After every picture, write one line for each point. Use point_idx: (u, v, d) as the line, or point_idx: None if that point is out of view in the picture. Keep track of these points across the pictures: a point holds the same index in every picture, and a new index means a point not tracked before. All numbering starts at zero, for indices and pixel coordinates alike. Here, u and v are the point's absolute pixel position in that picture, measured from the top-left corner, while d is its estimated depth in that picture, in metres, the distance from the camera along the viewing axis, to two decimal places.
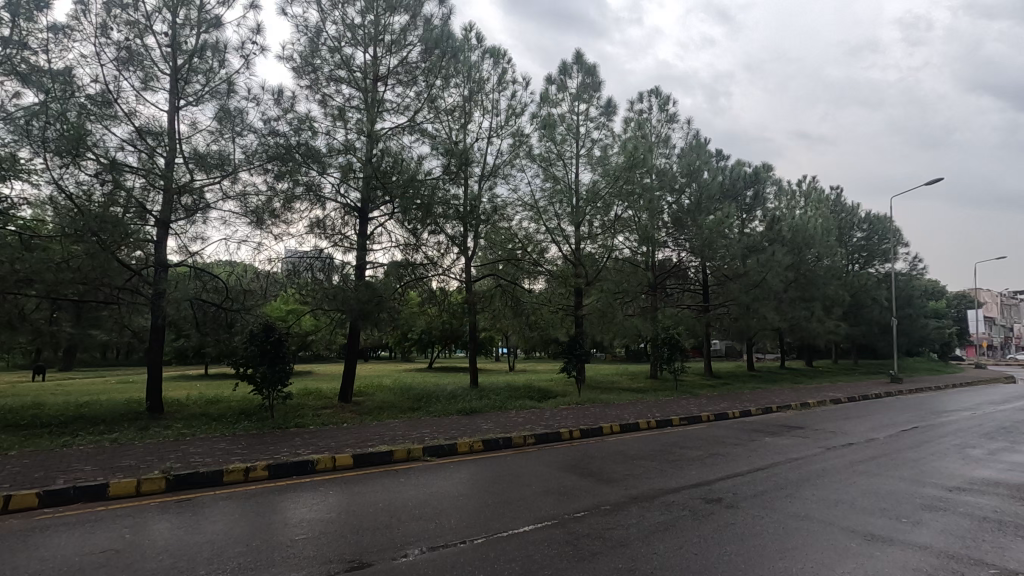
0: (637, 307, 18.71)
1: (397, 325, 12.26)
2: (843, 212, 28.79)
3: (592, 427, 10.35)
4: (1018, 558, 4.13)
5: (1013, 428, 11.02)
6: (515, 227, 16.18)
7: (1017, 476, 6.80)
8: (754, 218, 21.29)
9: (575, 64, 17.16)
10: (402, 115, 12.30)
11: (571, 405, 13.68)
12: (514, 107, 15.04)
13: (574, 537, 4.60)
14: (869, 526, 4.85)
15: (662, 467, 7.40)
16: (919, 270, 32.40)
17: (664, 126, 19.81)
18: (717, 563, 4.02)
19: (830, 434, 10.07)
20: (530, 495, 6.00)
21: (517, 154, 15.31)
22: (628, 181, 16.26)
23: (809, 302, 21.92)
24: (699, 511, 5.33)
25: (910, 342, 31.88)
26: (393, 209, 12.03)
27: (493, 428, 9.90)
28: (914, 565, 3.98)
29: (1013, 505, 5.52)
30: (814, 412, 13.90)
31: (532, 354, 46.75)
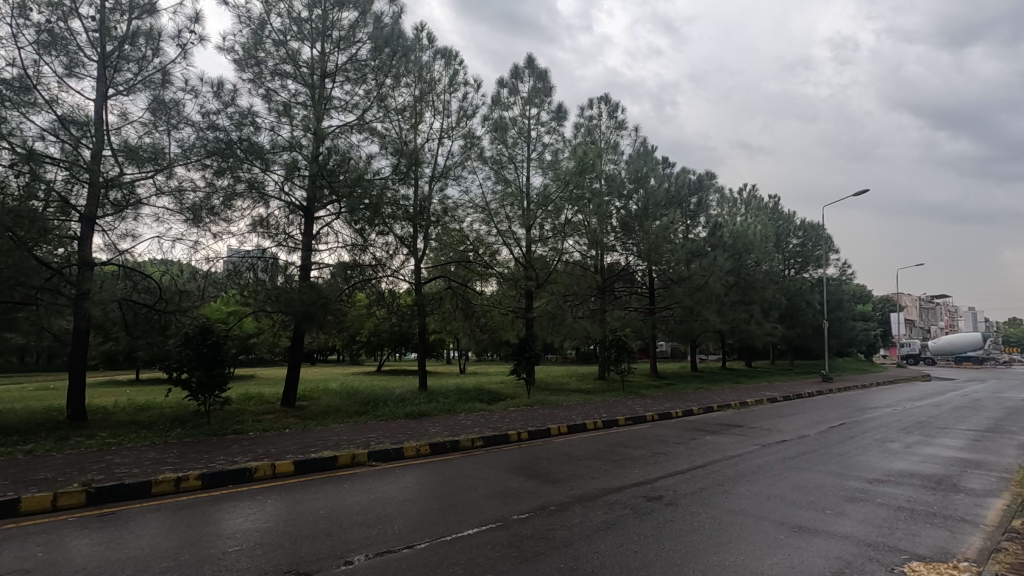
0: (586, 310, 19.11)
1: (343, 328, 11.96)
2: (780, 219, 30.27)
3: (540, 429, 10.44)
4: (927, 543, 4.46)
5: (929, 423, 11.85)
6: (466, 228, 16.16)
7: (930, 468, 7.33)
8: (697, 224, 22.10)
9: (527, 68, 17.32)
10: (351, 113, 12.04)
11: (521, 406, 13.77)
12: (466, 109, 15.04)
13: (518, 539, 4.63)
14: (796, 518, 5.12)
15: (607, 466, 7.55)
16: (848, 275, 34.42)
17: (613, 133, 20.23)
18: (655, 560, 4.13)
19: (765, 432, 10.52)
20: (476, 498, 5.99)
21: (469, 155, 15.29)
22: (578, 185, 16.50)
23: (749, 305, 22.89)
24: (640, 509, 5.46)
25: (840, 342, 33.77)
26: (340, 208, 11.75)
27: (441, 431, 9.83)
28: (835, 554, 4.22)
29: (925, 495, 5.94)
30: (752, 411, 14.51)
31: (482, 359, 46.92)
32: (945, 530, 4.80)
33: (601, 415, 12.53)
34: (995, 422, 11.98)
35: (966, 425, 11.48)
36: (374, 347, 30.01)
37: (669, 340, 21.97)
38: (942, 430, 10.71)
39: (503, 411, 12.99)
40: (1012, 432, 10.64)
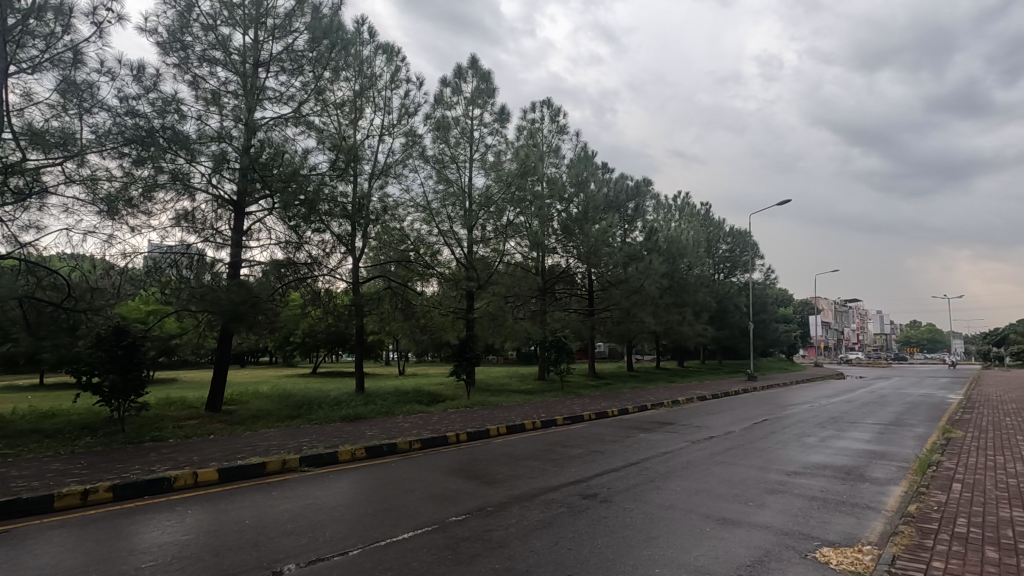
0: (527, 311, 19.32)
1: (275, 328, 11.45)
2: (711, 226, 31.74)
3: (480, 430, 10.42)
4: (837, 530, 4.80)
5: (841, 418, 12.76)
6: (406, 227, 15.89)
7: (841, 460, 7.89)
8: (634, 229, 22.76)
9: (470, 69, 17.29)
10: (285, 105, 11.57)
11: (460, 408, 13.67)
12: (408, 106, 14.81)
13: (454, 541, 4.58)
14: (721, 510, 5.38)
15: (545, 465, 7.64)
16: (772, 280, 36.53)
17: (555, 137, 20.51)
18: (589, 556, 4.21)
19: (696, 429, 10.98)
20: (412, 501, 5.89)
21: (410, 154, 15.06)
22: (520, 187, 16.63)
23: (682, 307, 23.82)
24: (575, 507, 5.56)
25: (764, 343, 35.75)
26: (273, 203, 11.26)
27: (378, 434, 9.61)
28: (757, 543, 4.46)
29: (836, 485, 6.40)
30: (684, 409, 15.11)
31: (423, 359, 46.36)
32: (852, 516, 5.18)
33: (540, 415, 12.67)
34: (896, 416, 13.07)
35: (872, 419, 12.45)
36: (309, 348, 29.04)
37: (607, 340, 22.50)
38: (852, 424, 11.54)
39: (441, 413, 12.85)
40: (911, 424, 11.65)
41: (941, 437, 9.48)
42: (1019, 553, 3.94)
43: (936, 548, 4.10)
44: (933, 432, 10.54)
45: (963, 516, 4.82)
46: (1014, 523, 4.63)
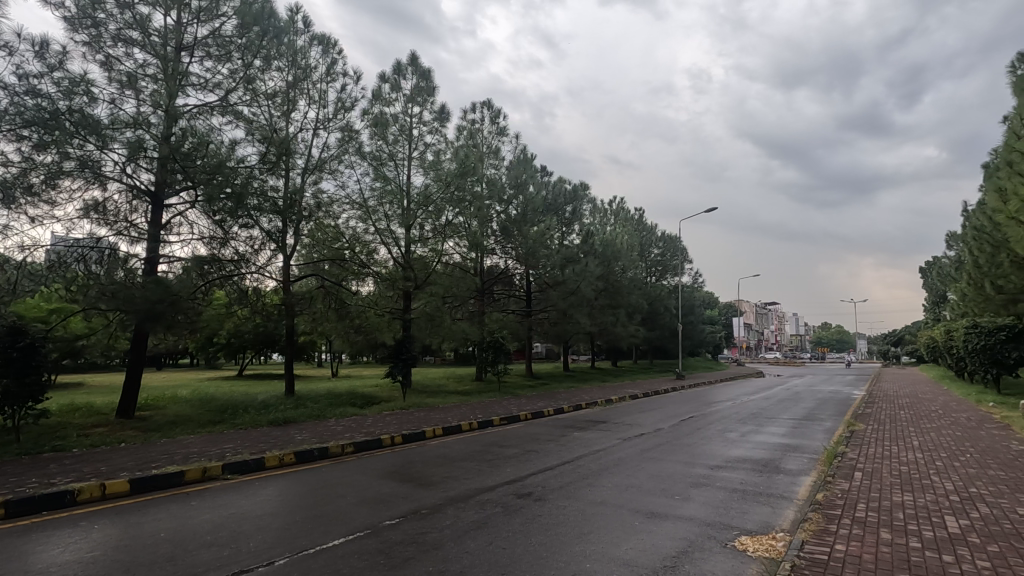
0: (465, 312, 19.25)
1: (197, 329, 10.80)
2: (644, 231, 32.89)
3: (415, 432, 10.27)
4: (754, 519, 5.11)
5: (760, 413, 13.58)
6: (341, 225, 15.41)
7: (758, 453, 8.41)
8: (572, 232, 23.21)
9: (410, 66, 17.04)
10: (211, 93, 10.95)
11: (396, 410, 13.42)
12: (344, 100, 14.39)
13: (387, 546, 4.50)
14: (650, 504, 5.60)
15: (480, 466, 7.65)
16: (699, 283, 38.33)
17: (495, 138, 20.57)
18: (522, 554, 4.26)
19: (628, 427, 11.34)
20: (344, 506, 5.73)
21: (346, 149, 14.64)
22: (459, 187, 16.57)
23: (616, 309, 24.54)
24: (510, 506, 5.61)
25: (692, 343, 37.44)
26: (196, 195, 10.60)
27: (309, 438, 9.26)
28: (681, 534, 4.67)
29: (754, 477, 6.81)
30: (617, 408, 15.57)
31: (357, 361, 45.11)
32: (768, 506, 5.54)
33: (477, 415, 12.67)
34: (807, 411, 14.09)
35: (787, 415, 13.34)
36: (235, 349, 27.59)
37: (544, 341, 22.78)
38: (769, 420, 12.31)
39: (375, 415, 12.56)
40: (820, 419, 12.57)
41: (846, 430, 10.31)
42: (908, 533, 4.36)
43: (839, 531, 4.46)
44: (839, 425, 11.44)
45: (862, 502, 5.26)
46: (905, 506, 5.11)
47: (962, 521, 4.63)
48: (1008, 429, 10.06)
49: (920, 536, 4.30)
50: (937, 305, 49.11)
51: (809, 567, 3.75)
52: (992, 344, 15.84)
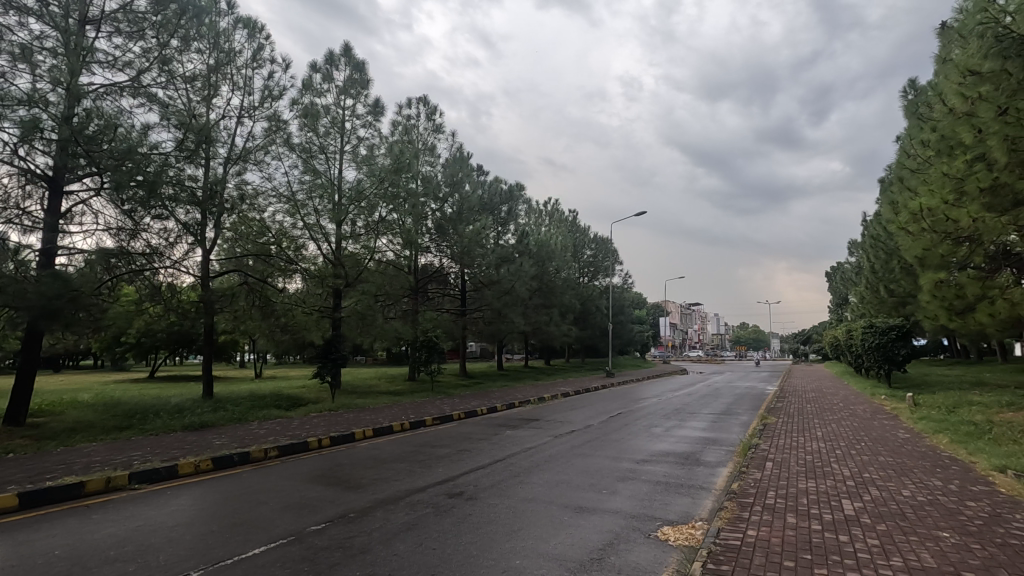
0: (398, 311, 18.88)
1: (102, 327, 9.97)
2: (577, 232, 33.68)
3: (344, 434, 9.97)
4: (675, 510, 5.37)
5: (683, 409, 14.27)
6: (267, 219, 14.67)
7: (680, 447, 8.84)
8: (507, 231, 23.38)
9: (343, 56, 16.52)
10: (120, 72, 10.12)
11: (323, 412, 12.95)
12: (271, 88, 13.75)
13: (311, 552, 4.35)
14: (578, 499, 5.75)
15: (412, 467, 7.54)
16: (629, 284, 39.72)
17: (431, 135, 20.34)
18: (452, 554, 4.25)
19: (559, 424, 11.56)
20: (265, 513, 5.48)
21: (274, 139, 13.98)
22: (394, 183, 16.28)
23: (549, 308, 24.93)
24: (441, 507, 5.57)
25: (621, 342, 38.72)
26: (102, 182, 9.75)
27: (229, 443, 8.78)
28: (607, 528, 4.83)
29: (676, 470, 7.14)
30: (549, 405, 15.86)
31: (282, 361, 43.25)
32: (688, 497, 5.82)
33: (409, 416, 12.49)
34: (726, 406, 14.93)
35: (707, 410, 14.10)
36: (145, 349, 25.71)
37: (478, 340, 22.79)
38: (691, 415, 12.96)
39: (302, 417, 12.12)
40: (737, 413, 13.39)
41: (759, 423, 11.02)
42: (810, 517, 4.72)
43: (751, 518, 4.76)
44: (754, 419, 12.19)
45: (772, 490, 5.65)
46: (808, 492, 5.54)
47: (856, 504, 5.07)
48: (897, 420, 11.12)
49: (820, 519, 4.67)
50: (839, 307, 53.43)
51: (724, 552, 3.98)
52: (885, 342, 17.43)
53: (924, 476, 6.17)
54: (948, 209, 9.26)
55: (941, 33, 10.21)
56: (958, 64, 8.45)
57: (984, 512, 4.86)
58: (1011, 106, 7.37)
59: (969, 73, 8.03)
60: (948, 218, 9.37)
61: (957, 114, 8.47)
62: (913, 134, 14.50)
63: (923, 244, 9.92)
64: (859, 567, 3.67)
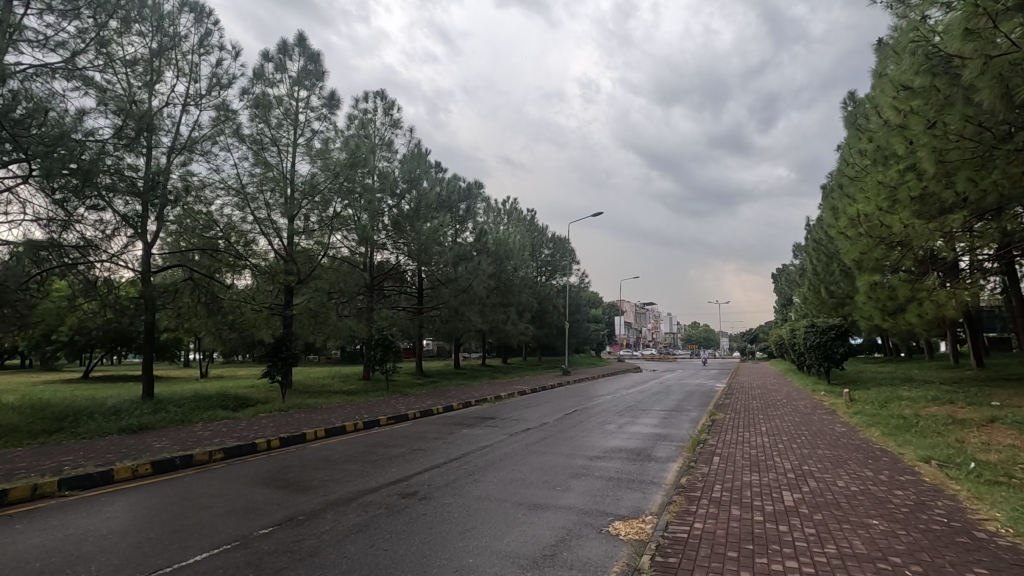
0: (352, 309, 18.49)
1: (29, 325, 9.33)
2: (535, 231, 33.92)
3: (294, 435, 9.68)
4: (627, 505, 5.48)
5: (636, 406, 14.58)
6: (214, 212, 14.01)
7: (633, 443, 9.03)
8: (465, 229, 23.27)
9: (297, 46, 16.04)
10: (52, 52, 9.49)
11: (273, 412, 12.55)
12: (220, 76, 13.20)
13: (257, 557, 4.21)
14: (531, 496, 5.80)
15: (365, 468, 7.41)
16: (586, 283, 40.29)
17: (388, 130, 20.01)
18: (404, 555, 4.21)
19: (515, 422, 11.60)
20: (208, 518, 5.26)
21: (222, 130, 13.42)
22: (349, 178, 15.95)
23: (507, 307, 24.95)
24: (394, 507, 5.50)
25: (578, 341, 39.22)
26: (30, 169, 9.08)
27: (170, 446, 8.39)
28: (560, 524, 4.88)
29: (628, 466, 7.30)
30: (506, 404, 15.91)
31: (230, 360, 41.65)
32: (639, 492, 5.95)
33: (363, 415, 12.26)
34: (677, 403, 15.34)
35: (659, 407, 14.47)
36: (80, 348, 24.28)
37: (435, 339, 22.59)
38: (644, 412, 13.26)
39: (250, 418, 11.72)
40: (687, 410, 13.78)
41: (708, 419, 11.37)
42: (753, 509, 4.91)
43: (698, 511, 4.91)
44: (702, 415, 12.58)
45: (718, 484, 5.85)
46: (752, 485, 5.76)
47: (796, 495, 5.32)
48: (834, 415, 11.72)
49: (762, 511, 4.87)
50: (784, 308, 55.77)
51: (672, 545, 4.10)
52: (824, 341, 18.31)
53: (858, 468, 6.53)
54: (882, 216, 9.81)
55: (878, 49, 10.80)
56: (893, 78, 8.95)
57: (910, 500, 5.18)
58: (939, 120, 7.87)
59: (902, 87, 8.52)
60: (882, 224, 9.93)
61: (892, 126, 8.99)
62: (852, 144, 15.27)
63: (860, 248, 10.46)
64: (797, 555, 3.84)
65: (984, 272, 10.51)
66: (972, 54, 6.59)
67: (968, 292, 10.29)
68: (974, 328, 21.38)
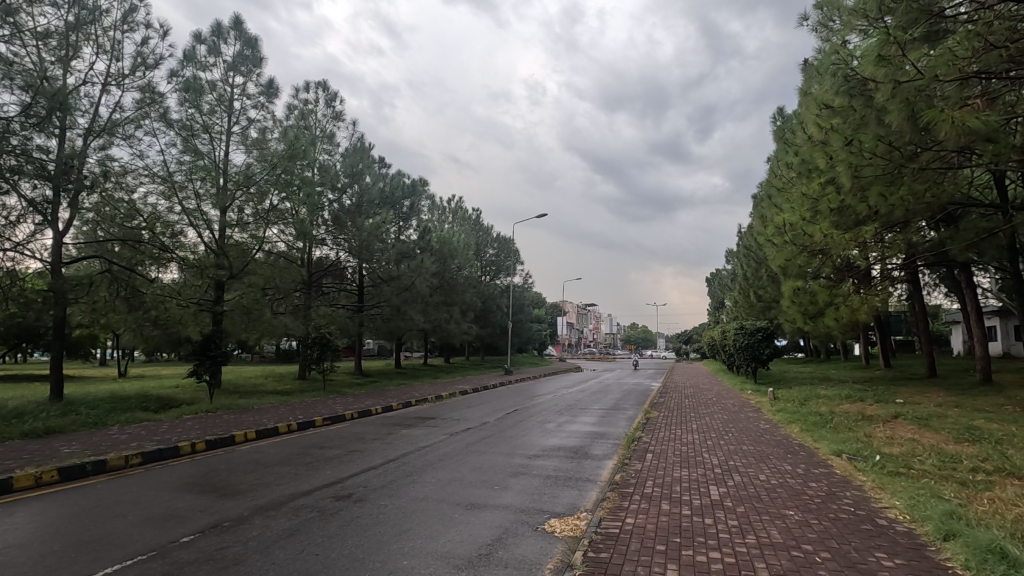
0: (288, 306, 17.83)
1: None
2: (480, 230, 33.92)
3: (221, 437, 9.21)
4: (563, 502, 5.58)
5: (575, 404, 14.88)
6: (138, 201, 12.99)
7: (571, 441, 9.19)
8: (409, 226, 22.86)
9: (233, 29, 15.28)
10: None
11: (199, 413, 11.92)
12: (146, 56, 12.38)
13: (176, 567, 3.98)
14: (468, 496, 5.79)
15: (297, 470, 7.16)
16: (530, 283, 40.64)
17: (330, 122, 19.41)
18: (337, 559, 4.09)
19: (455, 422, 11.54)
20: (123, 527, 4.92)
21: (148, 113, 12.57)
22: (287, 170, 15.41)
23: (450, 306, 24.76)
24: (327, 510, 5.34)
25: (520, 340, 39.48)
26: None
27: (80, 450, 7.78)
28: (497, 523, 4.90)
29: (565, 464, 7.43)
30: (447, 403, 15.80)
31: (153, 359, 39.17)
32: (575, 489, 6.07)
33: (297, 416, 11.83)
34: (614, 401, 15.76)
35: (598, 405, 14.80)
36: None
37: (375, 338, 22.10)
38: (582, 410, 13.54)
39: (174, 419, 11.08)
40: (624, 408, 14.17)
41: (643, 417, 11.73)
42: (681, 503, 5.12)
43: (630, 507, 5.06)
44: (639, 413, 12.99)
45: (650, 480, 6.06)
46: (681, 481, 6.00)
47: (721, 489, 5.58)
48: (758, 412, 12.38)
49: (690, 505, 5.08)
50: (717, 310, 58.28)
51: (604, 541, 4.19)
52: (752, 342, 19.29)
53: (778, 462, 6.94)
54: (805, 225, 10.47)
55: (804, 69, 11.50)
56: (817, 96, 9.56)
57: (823, 491, 5.56)
58: (855, 138, 8.46)
59: (824, 106, 9.11)
60: (805, 233, 10.59)
61: (815, 141, 9.60)
62: (780, 157, 16.16)
63: (785, 255, 11.12)
64: (720, 546, 4.03)
65: (892, 280, 11.41)
66: (883, 79, 7.12)
67: (879, 298, 11.15)
68: (883, 332, 23.16)
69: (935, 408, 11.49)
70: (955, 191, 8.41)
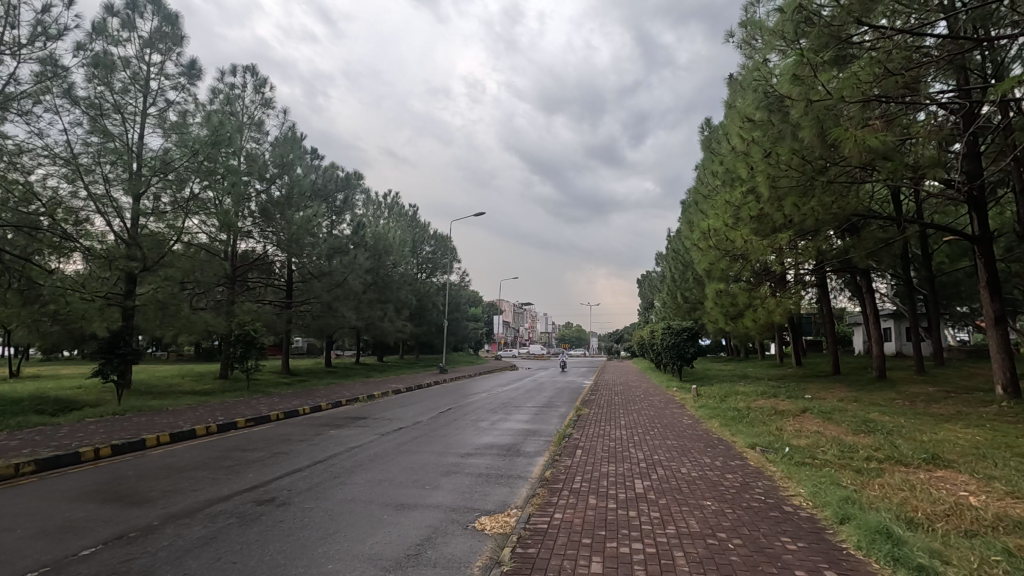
0: (209, 302, 16.83)
1: None
2: (416, 227, 33.51)
3: (130, 441, 8.57)
4: (494, 500, 5.61)
5: (509, 402, 14.98)
6: (35, 183, 11.83)
7: (504, 439, 9.26)
8: (342, 221, 22.15)
9: (150, 3, 14.22)
10: None
11: (105, 416, 11.01)
12: (48, 25, 11.28)
13: None
14: (398, 496, 5.70)
15: (216, 475, 6.79)
16: (467, 282, 40.54)
17: (258, 109, 18.50)
18: (256, 566, 3.92)
19: (386, 421, 11.31)
20: (11, 542, 4.47)
21: (49, 87, 11.47)
22: (210, 158, 14.54)
23: (384, 303, 24.25)
24: (246, 516, 5.10)
25: (456, 339, 39.25)
26: None
27: None
28: (427, 523, 4.85)
29: (498, 461, 7.48)
30: (378, 403, 15.46)
31: (52, 358, 35.78)
32: (506, 486, 6.13)
33: (216, 418, 11.21)
34: (548, 400, 16.00)
35: (531, 403, 14.97)
36: None
37: (304, 335, 21.27)
38: (516, 408, 13.64)
39: (75, 423, 10.18)
40: (556, 407, 14.41)
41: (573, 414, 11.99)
42: (608, 498, 5.28)
43: (558, 502, 5.17)
44: (569, 412, 13.27)
45: (579, 475, 6.20)
46: (608, 475, 6.18)
47: (645, 483, 5.80)
48: (682, 409, 12.96)
49: (615, 499, 5.24)
50: (647, 310, 60.50)
51: (532, 537, 4.26)
52: (678, 341, 20.11)
53: (698, 455, 7.31)
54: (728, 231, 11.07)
55: (729, 83, 12.16)
56: (741, 109, 10.12)
57: (737, 481, 5.92)
58: (774, 150, 9.04)
59: (747, 120, 9.67)
60: (727, 238, 11.20)
61: (738, 152, 10.18)
62: (706, 166, 17.00)
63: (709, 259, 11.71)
64: (642, 537, 4.20)
65: (803, 284, 12.28)
66: (798, 96, 7.61)
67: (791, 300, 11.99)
68: (795, 332, 24.86)
69: (837, 402, 12.51)
70: (858, 204, 9.18)
